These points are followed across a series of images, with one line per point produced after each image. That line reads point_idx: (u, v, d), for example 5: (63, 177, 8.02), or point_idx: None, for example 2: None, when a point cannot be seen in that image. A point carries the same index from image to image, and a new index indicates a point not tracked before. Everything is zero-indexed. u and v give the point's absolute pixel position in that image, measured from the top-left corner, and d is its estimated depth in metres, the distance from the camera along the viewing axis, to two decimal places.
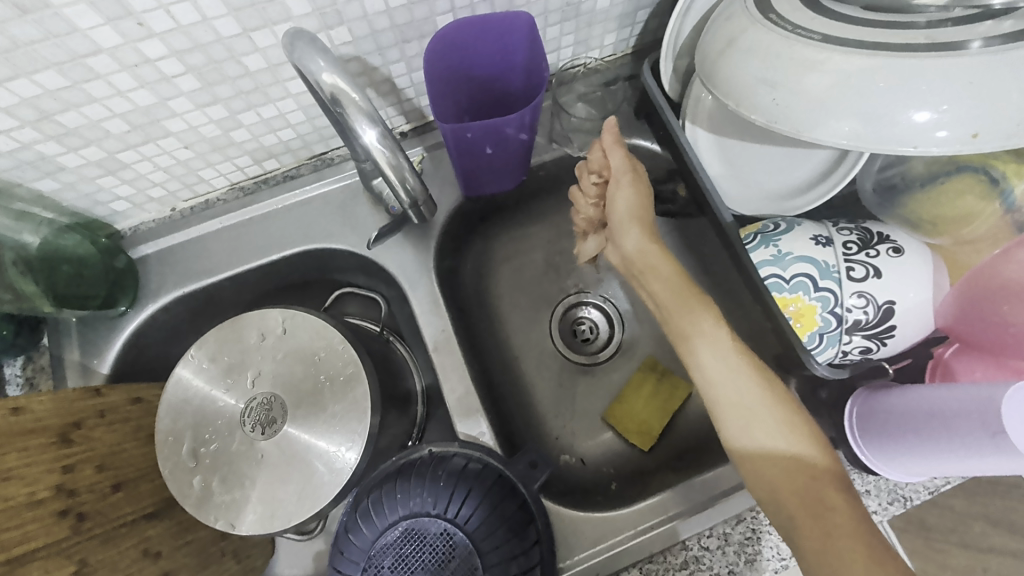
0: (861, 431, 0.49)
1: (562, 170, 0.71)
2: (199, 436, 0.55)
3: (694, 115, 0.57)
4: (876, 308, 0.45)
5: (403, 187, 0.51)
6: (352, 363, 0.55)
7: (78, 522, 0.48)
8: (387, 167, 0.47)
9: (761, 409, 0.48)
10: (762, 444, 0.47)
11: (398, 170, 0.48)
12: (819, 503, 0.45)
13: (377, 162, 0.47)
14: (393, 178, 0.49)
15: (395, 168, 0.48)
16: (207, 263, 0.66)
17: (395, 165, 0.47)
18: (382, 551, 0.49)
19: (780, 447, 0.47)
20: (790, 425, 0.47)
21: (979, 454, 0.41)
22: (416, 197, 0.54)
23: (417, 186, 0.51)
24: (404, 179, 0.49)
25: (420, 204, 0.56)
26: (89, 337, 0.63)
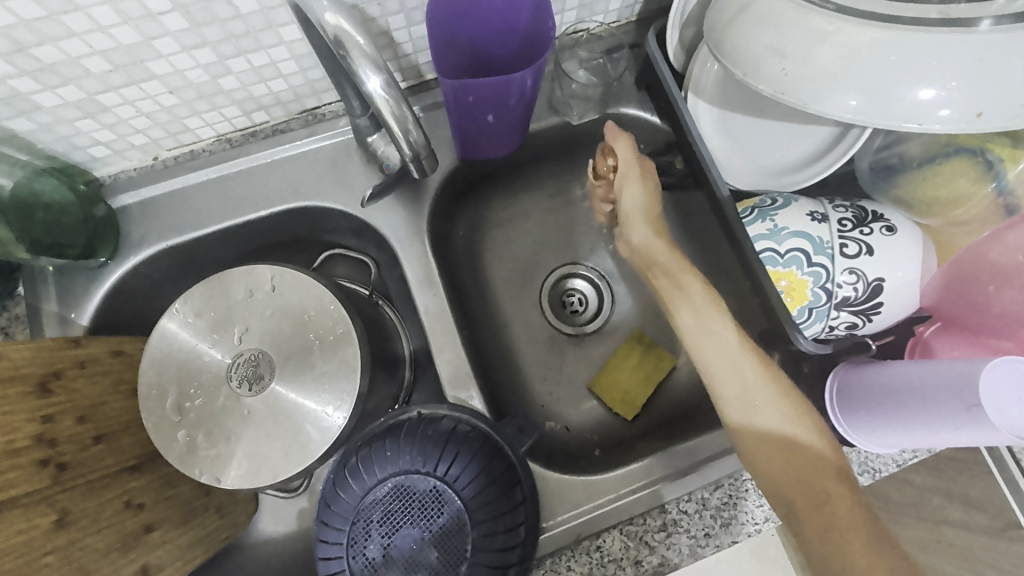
0: (841, 406, 0.50)
1: (561, 138, 0.70)
2: (184, 390, 0.54)
3: (697, 85, 0.56)
4: (865, 285, 0.46)
5: (407, 142, 0.50)
6: (343, 322, 0.55)
7: (59, 472, 0.47)
8: (390, 118, 0.46)
9: (758, 395, 0.50)
10: (768, 436, 0.49)
11: (401, 122, 0.47)
12: (821, 498, 0.47)
13: (381, 113, 0.45)
14: (397, 131, 0.47)
15: (400, 120, 0.46)
16: (191, 217, 0.64)
17: (398, 117, 0.46)
18: (371, 507, 0.50)
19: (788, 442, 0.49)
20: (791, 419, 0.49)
21: (959, 428, 0.42)
22: (419, 155, 0.53)
23: (420, 142, 0.50)
24: (408, 132, 0.48)
25: (423, 164, 0.55)
26: (66, 287, 0.60)
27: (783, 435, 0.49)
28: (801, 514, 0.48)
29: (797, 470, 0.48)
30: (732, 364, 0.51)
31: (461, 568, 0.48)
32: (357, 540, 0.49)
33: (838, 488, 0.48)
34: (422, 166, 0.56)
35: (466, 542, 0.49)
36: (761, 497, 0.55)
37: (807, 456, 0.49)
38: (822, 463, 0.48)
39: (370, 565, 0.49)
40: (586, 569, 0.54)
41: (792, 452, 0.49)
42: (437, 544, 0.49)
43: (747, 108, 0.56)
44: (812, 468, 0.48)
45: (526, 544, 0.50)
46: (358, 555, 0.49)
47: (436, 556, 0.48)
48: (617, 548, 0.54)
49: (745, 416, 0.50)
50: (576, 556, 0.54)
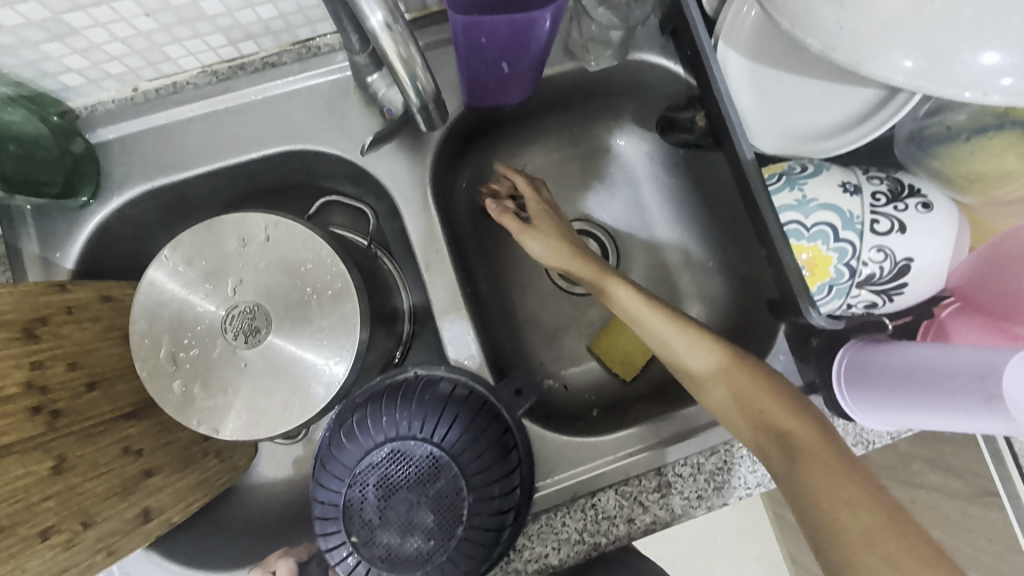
0: (846, 384, 0.49)
1: (574, 84, 0.65)
2: (177, 340, 0.52)
3: (730, 34, 0.52)
4: (893, 264, 0.44)
5: (416, 90, 0.45)
6: (341, 277, 0.53)
7: (53, 419, 0.47)
8: (396, 61, 0.41)
9: (688, 352, 0.50)
10: (706, 384, 0.50)
11: (409, 65, 0.42)
12: (784, 441, 0.45)
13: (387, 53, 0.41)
14: (404, 76, 0.43)
15: (408, 63, 0.42)
16: (179, 156, 0.59)
17: (406, 59, 0.41)
18: (367, 470, 0.49)
19: (756, 415, 0.47)
20: (735, 367, 0.49)
21: (971, 421, 0.41)
22: (428, 104, 0.49)
23: (429, 89, 0.46)
24: (416, 79, 0.44)
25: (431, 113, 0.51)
26: (47, 228, 0.57)
27: (727, 381, 0.49)
28: (767, 455, 0.46)
29: (749, 416, 0.47)
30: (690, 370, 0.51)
31: (456, 531, 0.48)
32: (354, 502, 0.49)
33: (828, 449, 0.43)
34: (430, 116, 0.52)
35: (462, 506, 0.49)
36: (755, 464, 0.56)
37: (776, 417, 0.46)
38: (772, 404, 0.47)
39: (368, 525, 0.49)
40: (580, 525, 0.55)
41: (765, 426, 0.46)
42: (432, 508, 0.49)
43: (782, 63, 0.52)
44: (761, 411, 0.47)
45: (520, 505, 0.51)
46: (355, 517, 0.49)
47: (432, 519, 0.49)
48: (612, 506, 0.55)
49: (700, 388, 0.50)
50: (571, 512, 0.55)
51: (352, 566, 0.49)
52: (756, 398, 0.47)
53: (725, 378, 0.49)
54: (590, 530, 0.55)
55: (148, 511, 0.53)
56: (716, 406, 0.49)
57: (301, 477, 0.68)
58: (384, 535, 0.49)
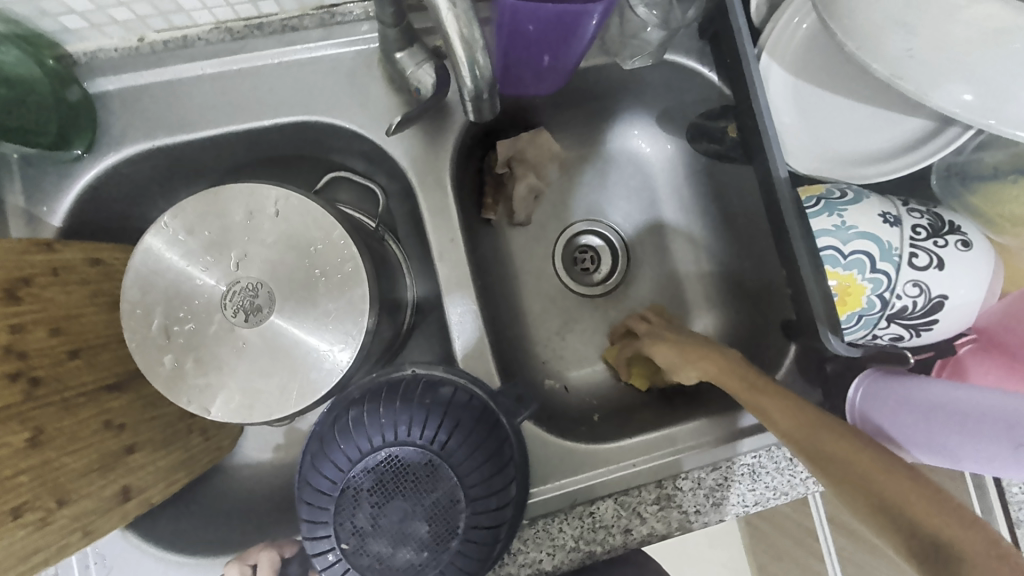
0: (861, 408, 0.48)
1: (605, 79, 0.63)
2: (172, 313, 0.49)
3: (774, 48, 0.51)
4: (927, 299, 0.44)
5: (472, 77, 0.39)
6: (352, 261, 0.50)
7: (31, 388, 0.44)
8: (454, 38, 0.36)
9: (804, 440, 0.46)
10: (827, 476, 0.44)
11: (469, 48, 0.37)
12: (935, 550, 0.37)
13: (447, 29, 0.36)
14: (461, 58, 0.37)
15: (467, 45, 0.37)
16: (184, 116, 0.56)
17: (466, 41, 0.37)
18: (362, 475, 0.44)
19: (893, 517, 0.40)
20: (862, 456, 0.43)
21: (989, 461, 0.42)
22: (482, 97, 0.41)
23: (487, 78, 0.39)
24: (474, 64, 0.38)
25: (484, 110, 0.44)
26: (35, 180, 0.53)
27: (852, 472, 0.43)
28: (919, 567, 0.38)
29: (882, 518, 0.41)
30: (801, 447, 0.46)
31: (452, 544, 0.44)
32: (344, 507, 0.44)
33: (999, 568, 0.35)
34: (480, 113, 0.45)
35: (460, 518, 0.44)
36: (754, 482, 0.56)
37: (924, 520, 0.39)
38: (917, 503, 0.40)
39: (358, 533, 0.44)
40: (576, 532, 0.54)
41: (887, 508, 0.40)
42: (428, 518, 0.44)
43: (825, 83, 0.51)
44: (900, 510, 0.40)
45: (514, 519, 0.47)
46: (345, 523, 0.44)
47: (427, 531, 0.44)
48: (610, 516, 0.54)
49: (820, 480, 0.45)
50: (568, 518, 0.54)
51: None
52: (889, 495, 0.41)
53: (848, 471, 0.43)
54: (586, 538, 0.54)
55: (127, 490, 0.51)
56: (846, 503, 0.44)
57: (286, 459, 0.66)
58: (375, 543, 0.44)
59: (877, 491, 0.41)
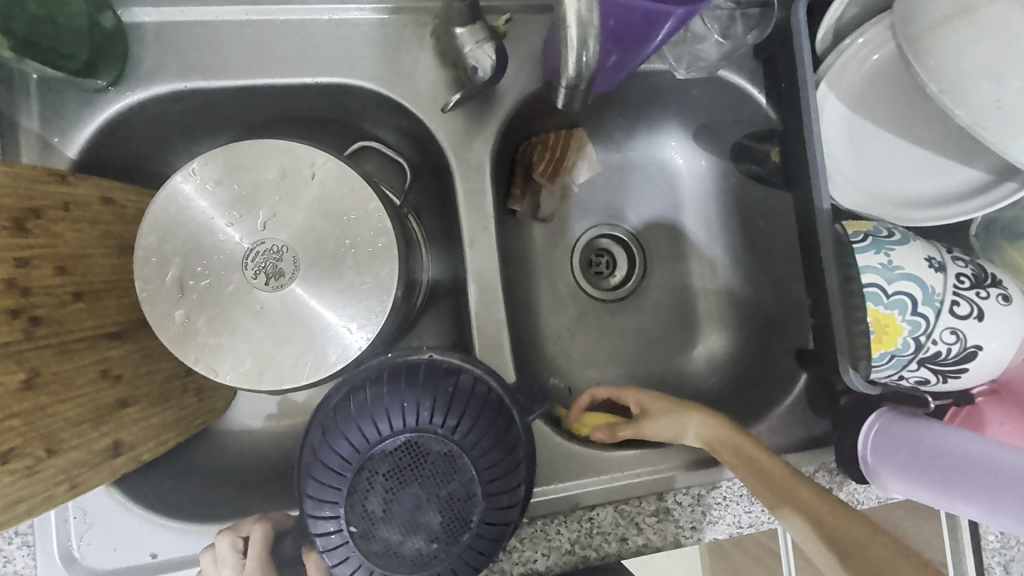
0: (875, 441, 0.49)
1: (655, 86, 0.63)
2: (189, 266, 0.47)
3: (834, 78, 0.51)
4: (961, 347, 0.45)
5: (576, 62, 0.38)
6: (385, 235, 0.48)
7: (31, 326, 0.41)
8: (571, 16, 0.35)
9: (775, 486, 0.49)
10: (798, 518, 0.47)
11: (582, 31, 0.36)
12: None
13: (566, 9, 0.35)
14: (572, 38, 0.36)
15: (581, 28, 0.36)
16: (221, 61, 0.53)
17: (582, 22, 0.36)
18: (379, 457, 0.43)
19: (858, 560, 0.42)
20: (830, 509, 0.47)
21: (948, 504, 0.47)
22: (578, 86, 0.41)
23: (590, 67, 0.38)
24: (584, 48, 0.37)
25: (575, 97, 0.43)
26: (54, 107, 0.50)
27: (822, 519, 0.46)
28: None
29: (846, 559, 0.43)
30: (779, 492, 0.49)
31: (463, 538, 0.43)
32: (357, 489, 0.43)
33: None
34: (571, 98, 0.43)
35: (473, 512, 0.43)
36: (750, 505, 0.57)
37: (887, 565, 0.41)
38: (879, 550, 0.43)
39: (368, 517, 0.43)
40: (573, 536, 0.54)
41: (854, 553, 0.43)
42: (442, 509, 0.43)
43: (882, 121, 0.51)
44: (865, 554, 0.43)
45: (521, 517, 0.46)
46: (356, 506, 0.43)
47: (440, 522, 0.43)
48: (608, 522, 0.54)
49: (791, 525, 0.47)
50: (567, 522, 0.54)
51: (340, 558, 0.43)
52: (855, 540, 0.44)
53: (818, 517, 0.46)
54: (582, 543, 0.54)
55: (118, 445, 0.48)
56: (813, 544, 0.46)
57: (277, 429, 0.63)
58: (384, 529, 0.43)
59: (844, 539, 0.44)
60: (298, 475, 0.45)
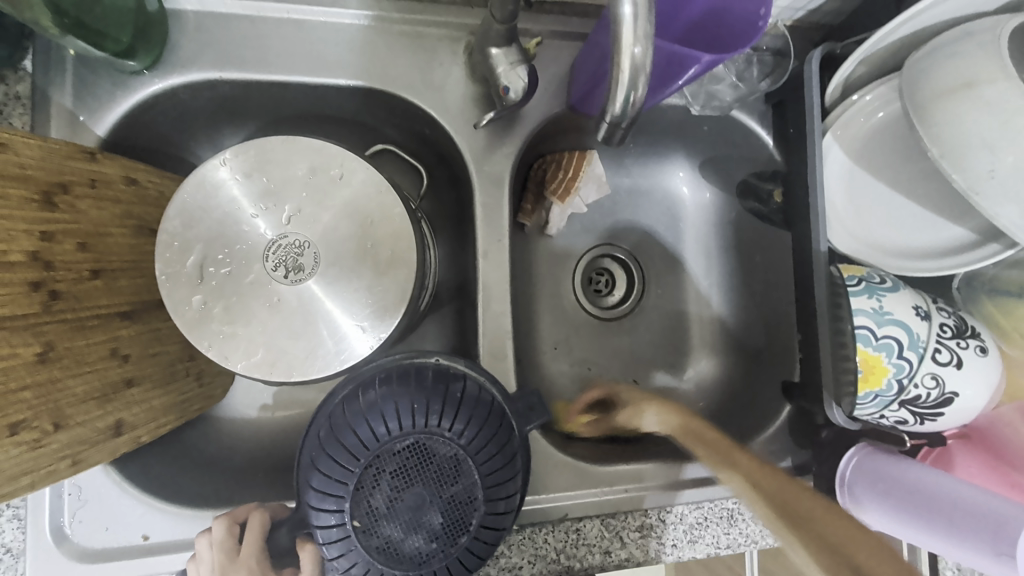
0: (859, 466, 0.52)
1: (671, 119, 0.66)
2: (211, 253, 0.48)
3: (841, 130, 0.55)
4: (939, 392, 0.48)
5: (624, 100, 0.40)
6: (407, 241, 0.50)
7: (50, 300, 0.41)
8: (627, 60, 0.37)
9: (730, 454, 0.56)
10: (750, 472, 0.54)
11: (633, 74, 0.38)
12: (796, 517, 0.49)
13: (621, 54, 0.37)
14: (624, 78, 0.38)
15: (634, 71, 0.38)
16: (257, 55, 0.54)
17: (635, 66, 0.38)
18: (387, 456, 0.44)
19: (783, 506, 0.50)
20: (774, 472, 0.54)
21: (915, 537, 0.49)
22: (620, 123, 0.43)
23: (635, 106, 0.41)
24: (633, 88, 0.39)
25: (615, 133, 0.45)
26: (87, 83, 0.51)
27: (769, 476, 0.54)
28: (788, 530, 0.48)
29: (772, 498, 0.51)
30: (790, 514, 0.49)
31: (461, 539, 0.44)
32: (363, 485, 0.44)
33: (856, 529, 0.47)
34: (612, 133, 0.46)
35: (473, 515, 0.45)
36: (728, 527, 0.59)
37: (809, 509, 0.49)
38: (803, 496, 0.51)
39: (372, 513, 0.44)
40: (559, 545, 0.56)
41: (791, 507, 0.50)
42: (444, 510, 0.44)
43: (880, 175, 0.54)
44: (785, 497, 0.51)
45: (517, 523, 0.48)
46: (361, 501, 0.44)
47: (440, 522, 0.44)
48: (593, 535, 0.56)
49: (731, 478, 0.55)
50: (554, 531, 0.56)
51: (339, 551, 0.44)
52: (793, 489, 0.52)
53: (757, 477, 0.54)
54: (567, 552, 0.55)
55: (120, 425, 0.48)
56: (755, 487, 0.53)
57: (270, 420, 0.64)
58: (387, 526, 0.44)
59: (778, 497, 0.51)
60: (301, 467, 0.46)
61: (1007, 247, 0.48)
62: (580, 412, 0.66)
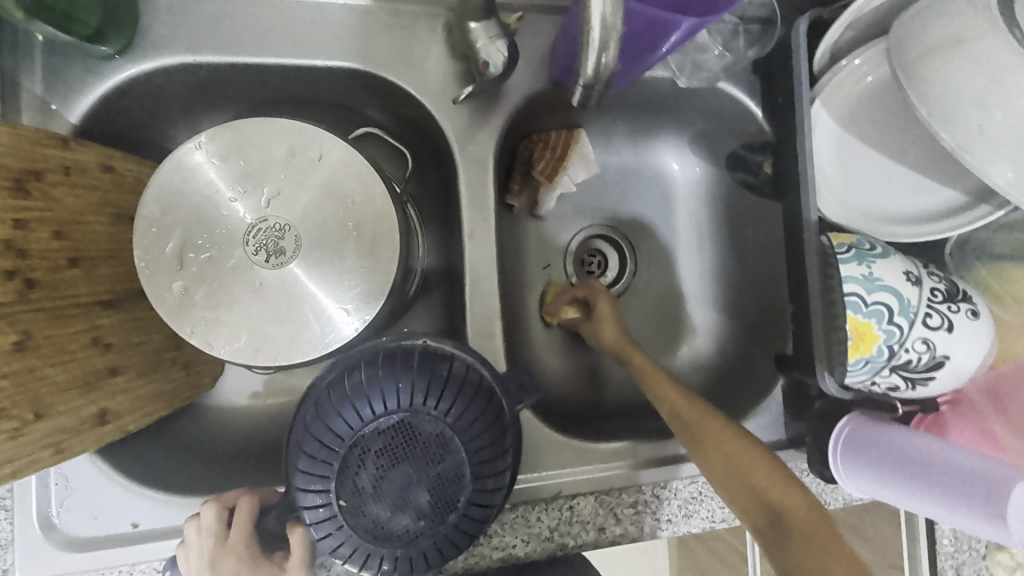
0: (852, 436, 0.52)
1: (658, 93, 0.64)
2: (190, 238, 0.47)
3: (829, 96, 0.53)
4: (930, 356, 0.48)
5: (595, 63, 0.39)
6: (389, 221, 0.49)
7: (27, 289, 0.41)
8: (596, 21, 0.36)
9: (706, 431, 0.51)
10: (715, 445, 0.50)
11: (604, 35, 0.37)
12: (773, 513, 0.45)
13: (591, 13, 0.36)
14: (594, 39, 0.37)
15: (604, 32, 0.37)
16: (231, 38, 0.53)
17: (607, 27, 0.37)
18: (372, 436, 0.44)
19: (751, 492, 0.47)
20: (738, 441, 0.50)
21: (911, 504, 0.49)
22: (595, 85, 0.42)
23: (607, 70, 0.40)
24: (604, 50, 0.38)
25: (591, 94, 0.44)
26: (58, 69, 0.50)
27: (735, 449, 0.49)
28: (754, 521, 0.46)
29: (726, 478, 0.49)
30: (774, 525, 0.45)
31: (450, 516, 0.44)
32: (349, 465, 0.44)
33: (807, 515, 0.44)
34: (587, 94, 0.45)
35: (461, 493, 0.44)
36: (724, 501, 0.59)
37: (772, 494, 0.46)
38: (768, 476, 0.47)
39: (358, 492, 0.43)
40: (553, 523, 0.55)
41: (758, 496, 0.47)
42: (432, 488, 0.44)
43: (870, 141, 0.53)
44: (754, 484, 0.47)
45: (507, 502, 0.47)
46: (347, 481, 0.43)
47: (428, 501, 0.44)
48: (588, 512, 0.56)
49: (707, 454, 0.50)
50: (548, 509, 0.55)
51: (327, 531, 0.44)
52: (746, 467, 0.48)
53: (719, 449, 0.49)
54: (561, 530, 0.55)
55: (105, 414, 0.47)
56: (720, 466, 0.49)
57: (262, 408, 0.63)
58: (374, 506, 0.43)
59: (752, 483, 0.47)
60: (289, 450, 0.46)
61: (998, 208, 0.49)
62: (566, 303, 0.67)
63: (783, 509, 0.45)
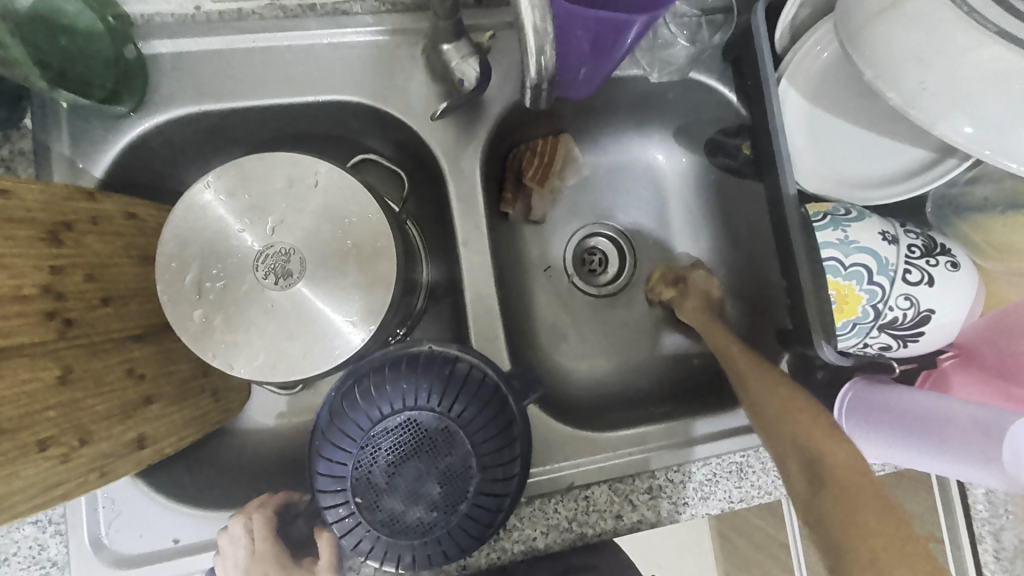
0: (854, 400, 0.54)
1: (634, 91, 0.67)
2: (206, 269, 0.51)
3: (793, 73, 0.55)
4: (915, 312, 0.49)
5: (537, 64, 0.43)
6: (384, 237, 0.52)
7: (65, 328, 0.45)
8: (529, 28, 0.40)
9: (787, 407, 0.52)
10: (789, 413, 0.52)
11: (539, 38, 0.41)
12: (824, 483, 0.47)
13: (525, 17, 0.40)
14: (530, 43, 0.41)
15: (538, 37, 0.40)
16: (231, 86, 0.58)
17: (539, 33, 0.40)
18: (381, 435, 0.47)
19: (809, 464, 0.49)
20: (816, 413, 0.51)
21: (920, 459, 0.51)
22: (541, 85, 0.45)
23: (548, 70, 0.43)
24: (541, 53, 0.41)
25: (540, 95, 0.47)
26: (81, 130, 0.56)
27: (812, 422, 0.50)
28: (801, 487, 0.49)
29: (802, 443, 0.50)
30: (822, 494, 0.47)
31: (461, 506, 0.46)
32: (363, 463, 0.46)
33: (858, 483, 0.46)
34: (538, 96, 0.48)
35: (470, 484, 0.47)
36: (739, 480, 0.59)
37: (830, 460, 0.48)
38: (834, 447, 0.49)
39: (374, 488, 0.46)
40: (570, 514, 0.57)
41: (817, 464, 0.48)
42: (442, 480, 0.46)
43: (836, 111, 0.55)
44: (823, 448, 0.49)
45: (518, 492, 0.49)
46: (362, 478, 0.46)
47: (439, 492, 0.46)
48: (603, 500, 0.57)
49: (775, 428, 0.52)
50: (564, 500, 0.57)
51: (347, 528, 0.46)
52: (819, 434, 0.50)
53: (796, 420, 0.51)
54: (579, 520, 0.57)
55: (142, 439, 0.51)
56: (792, 438, 0.51)
57: (287, 427, 0.67)
58: (389, 500, 0.46)
59: (815, 453, 0.49)
60: (308, 455, 0.49)
61: (962, 160, 0.50)
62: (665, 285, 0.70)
63: (834, 477, 0.47)
